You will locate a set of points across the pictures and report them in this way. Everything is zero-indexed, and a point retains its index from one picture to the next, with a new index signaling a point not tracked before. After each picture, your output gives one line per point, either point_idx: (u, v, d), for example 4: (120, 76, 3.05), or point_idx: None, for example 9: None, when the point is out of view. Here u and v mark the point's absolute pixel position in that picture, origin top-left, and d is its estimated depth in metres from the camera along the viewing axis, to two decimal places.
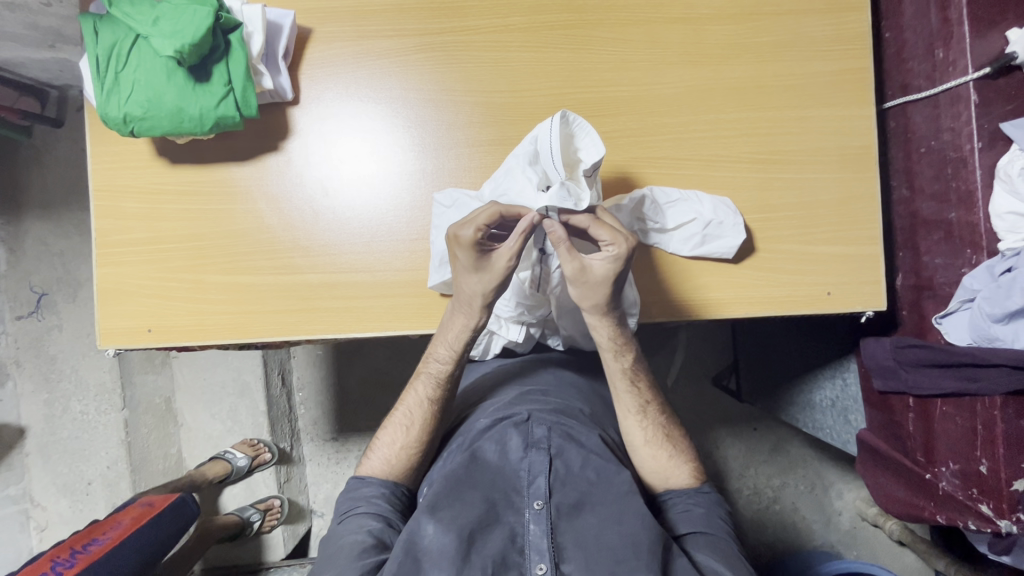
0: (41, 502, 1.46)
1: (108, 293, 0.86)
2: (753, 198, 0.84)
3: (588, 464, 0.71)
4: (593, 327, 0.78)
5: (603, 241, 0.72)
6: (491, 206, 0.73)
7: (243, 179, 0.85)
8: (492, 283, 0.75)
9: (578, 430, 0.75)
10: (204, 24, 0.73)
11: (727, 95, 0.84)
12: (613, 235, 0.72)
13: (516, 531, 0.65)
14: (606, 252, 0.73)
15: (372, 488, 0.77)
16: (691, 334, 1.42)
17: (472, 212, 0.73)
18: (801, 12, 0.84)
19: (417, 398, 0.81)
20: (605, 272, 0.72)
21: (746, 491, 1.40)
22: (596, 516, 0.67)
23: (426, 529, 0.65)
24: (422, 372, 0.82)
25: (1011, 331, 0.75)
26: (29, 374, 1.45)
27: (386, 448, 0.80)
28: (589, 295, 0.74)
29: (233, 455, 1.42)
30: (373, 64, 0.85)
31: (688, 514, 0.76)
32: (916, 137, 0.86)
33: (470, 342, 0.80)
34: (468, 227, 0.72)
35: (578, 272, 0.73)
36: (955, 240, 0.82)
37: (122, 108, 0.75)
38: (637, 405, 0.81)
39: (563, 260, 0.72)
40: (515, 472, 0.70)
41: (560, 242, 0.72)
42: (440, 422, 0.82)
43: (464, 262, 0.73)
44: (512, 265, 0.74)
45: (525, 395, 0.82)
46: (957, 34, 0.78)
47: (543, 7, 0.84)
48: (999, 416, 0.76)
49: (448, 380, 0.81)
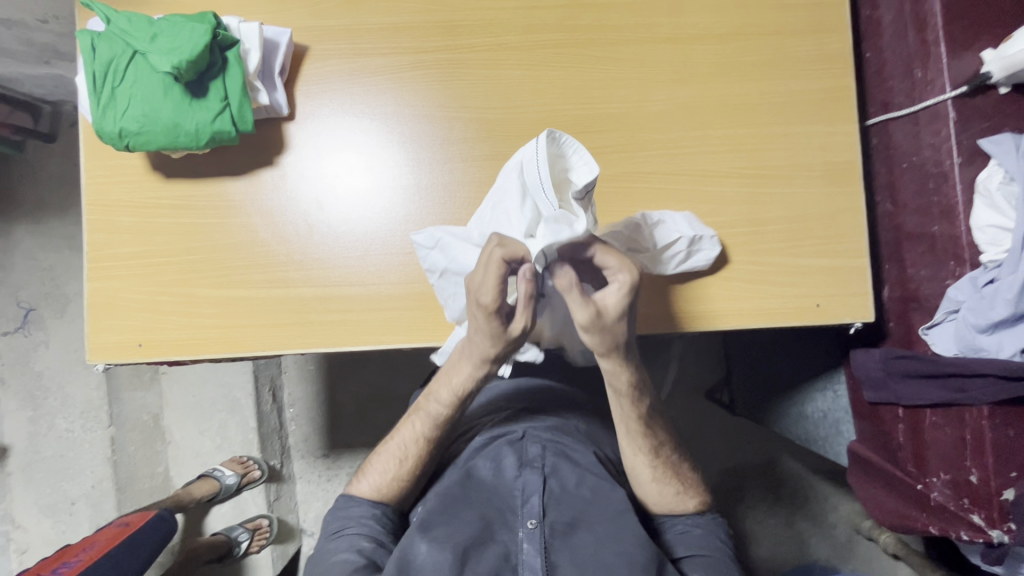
0: (22, 523, 1.42)
1: (99, 308, 0.85)
2: (742, 212, 0.86)
3: (583, 482, 0.72)
4: (611, 373, 0.73)
5: (611, 269, 0.69)
6: (495, 245, 0.67)
7: (238, 194, 0.85)
8: (508, 337, 0.72)
9: (572, 448, 0.76)
10: (201, 41, 0.74)
11: (716, 112, 0.86)
12: (620, 261, 0.69)
13: (511, 550, 0.66)
14: (617, 282, 0.68)
15: (362, 508, 0.78)
16: (684, 348, 1.42)
17: (479, 269, 0.68)
18: (785, 33, 0.87)
19: (412, 432, 0.80)
20: (620, 306, 0.68)
21: (741, 505, 1.39)
22: (592, 535, 0.67)
23: (418, 548, 0.65)
24: (419, 411, 0.80)
25: (996, 341, 0.77)
26: (14, 392, 1.43)
27: (378, 476, 0.80)
28: (604, 338, 0.69)
29: (222, 473, 1.40)
30: (368, 80, 0.86)
31: (686, 535, 0.78)
32: (898, 153, 0.89)
33: (475, 387, 0.77)
34: (486, 290, 0.68)
35: (592, 319, 0.67)
36: (939, 252, 0.84)
37: (118, 122, 0.76)
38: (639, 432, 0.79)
39: (576, 309, 0.67)
40: (509, 490, 0.71)
41: (570, 289, 0.67)
42: (433, 455, 0.81)
43: (483, 320, 0.70)
44: (529, 321, 0.70)
45: (521, 415, 0.84)
46: (934, 54, 0.81)
47: (536, 25, 0.86)
48: (988, 426, 0.77)
49: (444, 420, 0.79)
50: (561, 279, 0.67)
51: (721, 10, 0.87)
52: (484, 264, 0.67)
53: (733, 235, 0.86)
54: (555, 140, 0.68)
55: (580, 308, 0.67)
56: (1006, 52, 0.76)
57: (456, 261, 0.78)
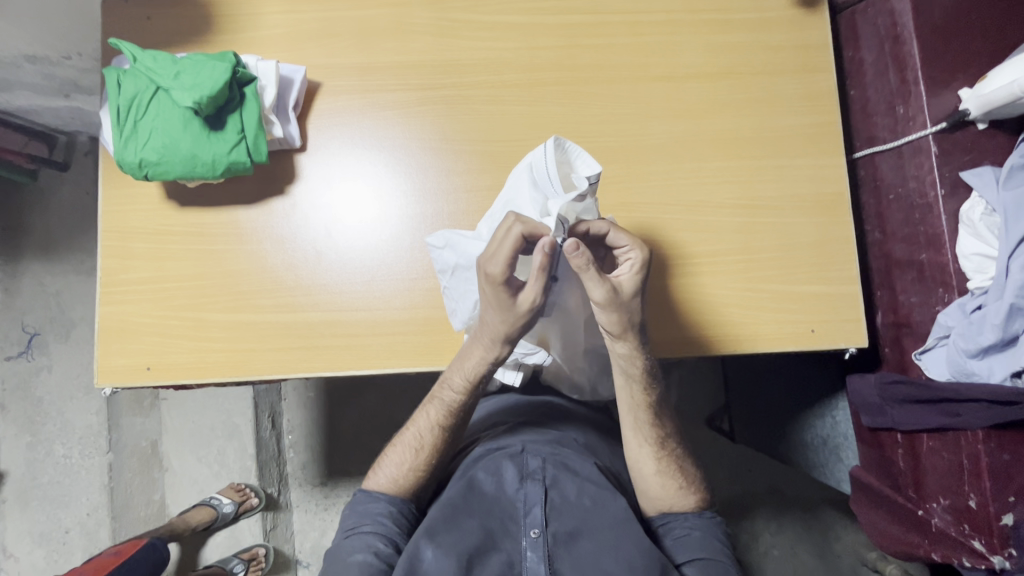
0: (13, 552, 1.40)
1: (109, 331, 0.87)
2: (737, 241, 0.89)
3: (584, 493, 0.74)
4: (626, 355, 0.77)
5: (623, 249, 0.74)
6: (509, 221, 0.70)
7: (250, 221, 0.88)
8: (518, 321, 0.73)
9: (572, 459, 0.79)
10: (222, 78, 0.78)
11: (709, 146, 0.90)
12: (631, 240, 0.74)
13: (514, 558, 0.69)
14: (629, 261, 0.74)
15: (380, 505, 0.80)
16: (683, 375, 1.44)
17: (495, 243, 0.70)
18: (774, 72, 0.92)
19: (427, 420, 0.82)
20: (633, 284, 0.73)
21: (744, 535, 1.38)
22: (594, 543, 0.70)
23: (424, 553, 0.68)
24: (433, 398, 0.82)
25: (986, 366, 0.79)
26: (13, 417, 1.43)
27: (394, 467, 0.82)
28: (622, 315, 0.73)
29: (219, 501, 1.37)
30: (378, 114, 0.91)
31: (686, 538, 0.79)
32: (885, 184, 0.92)
33: (487, 372, 0.78)
34: (497, 260, 0.70)
35: (609, 296, 0.71)
36: (927, 279, 0.87)
37: (139, 153, 0.79)
38: (655, 436, 0.82)
39: (596, 286, 0.70)
40: (511, 502, 0.73)
41: (587, 267, 0.68)
42: (446, 449, 0.83)
43: (493, 298, 0.72)
44: (539, 302, 0.72)
45: (522, 426, 0.86)
46: (914, 93, 0.86)
47: (537, 64, 0.91)
48: (983, 450, 0.79)
49: (459, 408, 0.81)
50: (578, 257, 0.67)
51: (712, 51, 0.92)
52: (499, 239, 0.70)
53: (728, 263, 0.89)
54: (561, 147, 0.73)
55: (600, 286, 0.70)
56: (983, 91, 0.80)
57: (466, 257, 0.80)
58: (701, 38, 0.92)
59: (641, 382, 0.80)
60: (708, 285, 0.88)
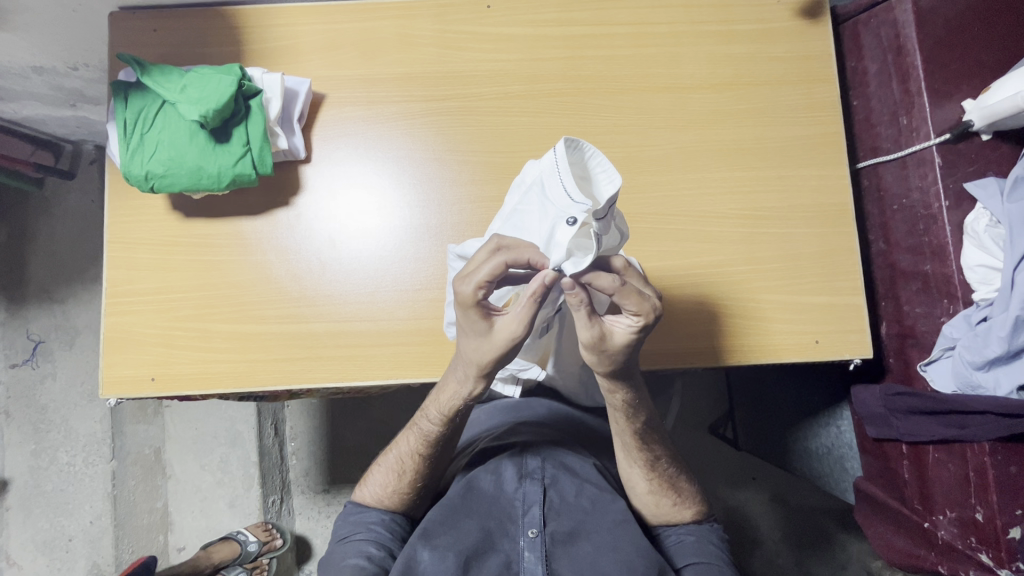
0: (17, 561, 1.40)
1: (114, 342, 0.87)
2: (740, 252, 0.89)
3: (582, 493, 0.75)
4: (610, 392, 0.71)
5: (626, 309, 0.62)
6: (493, 242, 0.62)
7: (254, 232, 0.89)
8: (491, 350, 0.66)
9: (571, 460, 0.79)
10: (227, 91, 0.79)
11: (713, 155, 0.91)
12: (638, 304, 0.62)
13: (512, 559, 0.68)
14: (628, 321, 0.64)
15: (371, 515, 0.80)
16: (686, 383, 1.44)
17: (472, 262, 0.63)
18: (776, 83, 0.92)
19: (408, 446, 0.80)
20: (626, 340, 0.64)
21: (749, 543, 1.37)
22: (591, 544, 0.70)
23: (421, 556, 0.68)
24: (411, 425, 0.80)
25: (993, 377, 0.79)
26: (18, 424, 1.43)
27: (379, 487, 0.81)
28: (603, 359, 0.66)
29: (245, 537, 1.36)
30: (383, 125, 0.91)
31: (682, 544, 0.79)
32: (889, 195, 0.93)
33: (463, 407, 0.75)
34: (469, 282, 0.62)
35: (596, 341, 0.64)
36: (932, 290, 0.87)
37: (145, 166, 0.80)
38: (644, 459, 0.79)
39: (581, 327, 0.63)
40: (510, 501, 0.74)
41: (580, 306, 0.61)
42: (431, 469, 0.81)
43: (462, 320, 0.65)
44: (515, 333, 0.64)
45: (518, 428, 0.87)
46: (918, 104, 0.86)
47: (540, 76, 0.91)
48: (990, 462, 0.78)
49: (434, 440, 0.78)
50: (573, 296, 0.61)
51: (716, 62, 0.92)
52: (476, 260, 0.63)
53: (731, 273, 0.88)
54: (575, 147, 0.59)
55: (584, 329, 0.63)
56: (986, 102, 0.80)
57: None
58: (705, 50, 0.93)
59: (624, 413, 0.75)
60: (713, 297, 0.88)
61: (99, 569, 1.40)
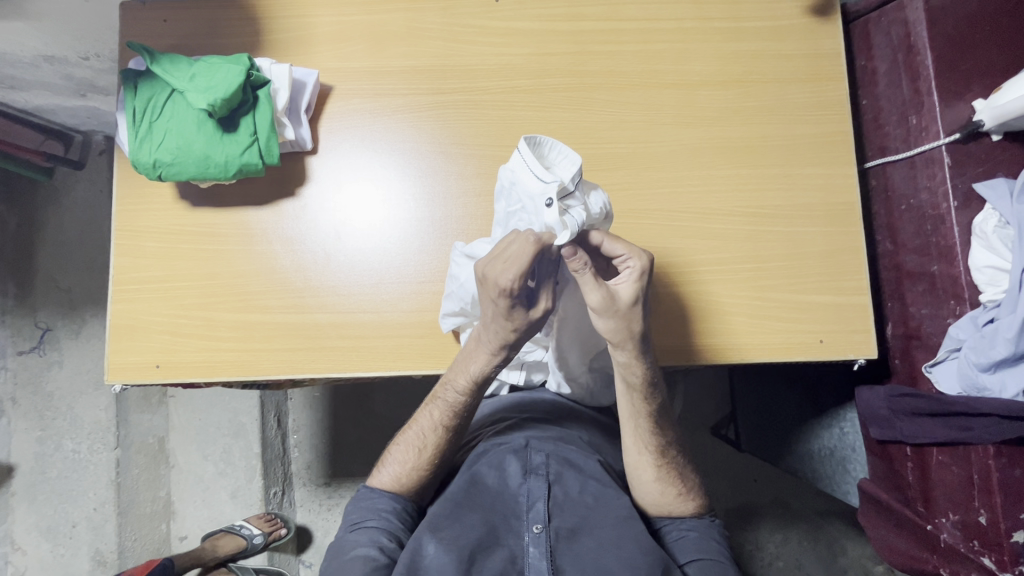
0: (21, 545, 1.41)
1: (120, 329, 0.88)
2: (744, 250, 0.89)
3: (586, 490, 0.75)
4: (625, 365, 0.74)
5: (619, 257, 0.71)
6: (526, 235, 0.66)
7: (260, 222, 0.89)
8: (526, 322, 0.71)
9: (576, 456, 0.79)
10: (236, 81, 0.80)
11: (720, 152, 0.90)
12: (627, 248, 0.71)
13: (516, 554, 0.68)
14: (628, 271, 0.71)
15: (384, 501, 0.80)
16: (688, 383, 1.43)
17: (505, 251, 0.67)
18: (785, 80, 0.92)
19: (431, 421, 0.80)
20: (631, 293, 0.70)
21: (749, 545, 1.36)
22: (595, 539, 0.70)
23: (427, 549, 0.67)
24: (436, 398, 0.80)
25: (998, 380, 0.78)
26: (24, 411, 1.44)
27: (398, 465, 0.81)
28: (619, 323, 0.71)
29: (248, 530, 1.35)
30: (389, 118, 0.91)
31: (683, 540, 0.79)
32: (896, 195, 0.92)
33: (490, 373, 0.77)
34: (507, 269, 0.66)
35: (606, 301, 0.69)
36: (939, 291, 0.86)
37: (153, 154, 0.81)
38: (655, 446, 0.79)
39: (591, 289, 0.69)
40: (514, 497, 0.74)
41: (584, 269, 0.67)
42: (454, 443, 0.81)
43: (499, 306, 0.69)
44: (547, 306, 0.71)
45: (523, 423, 0.86)
46: (928, 103, 0.85)
47: (547, 70, 0.91)
48: (994, 465, 0.78)
49: (463, 409, 0.79)
50: (573, 260, 0.67)
51: (724, 59, 0.92)
52: (510, 251, 0.66)
53: (734, 271, 0.88)
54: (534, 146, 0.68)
55: (596, 290, 0.69)
56: (997, 102, 0.80)
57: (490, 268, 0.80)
58: (713, 47, 0.92)
59: (637, 393, 0.77)
60: (717, 294, 0.88)
61: (102, 556, 1.42)
